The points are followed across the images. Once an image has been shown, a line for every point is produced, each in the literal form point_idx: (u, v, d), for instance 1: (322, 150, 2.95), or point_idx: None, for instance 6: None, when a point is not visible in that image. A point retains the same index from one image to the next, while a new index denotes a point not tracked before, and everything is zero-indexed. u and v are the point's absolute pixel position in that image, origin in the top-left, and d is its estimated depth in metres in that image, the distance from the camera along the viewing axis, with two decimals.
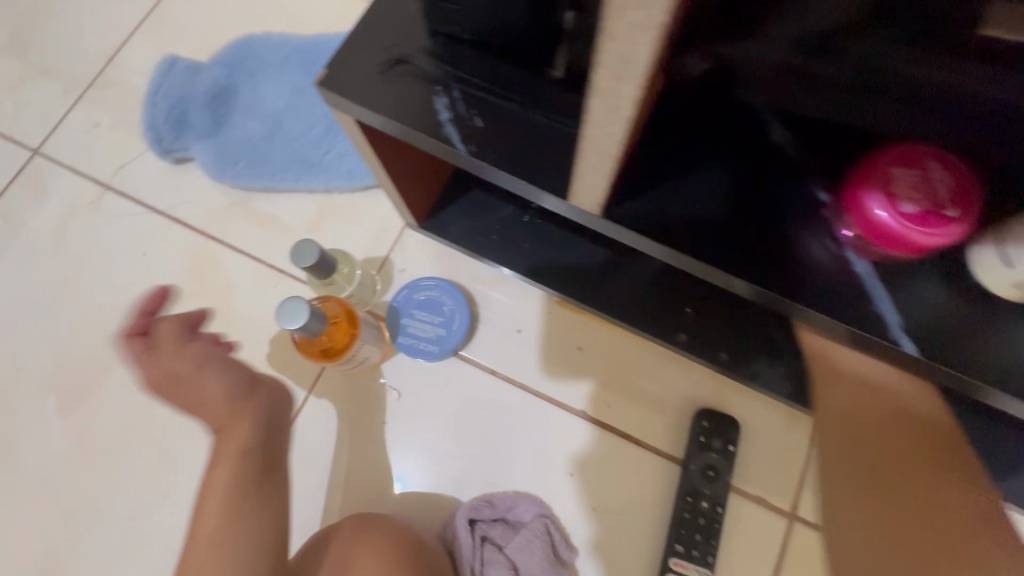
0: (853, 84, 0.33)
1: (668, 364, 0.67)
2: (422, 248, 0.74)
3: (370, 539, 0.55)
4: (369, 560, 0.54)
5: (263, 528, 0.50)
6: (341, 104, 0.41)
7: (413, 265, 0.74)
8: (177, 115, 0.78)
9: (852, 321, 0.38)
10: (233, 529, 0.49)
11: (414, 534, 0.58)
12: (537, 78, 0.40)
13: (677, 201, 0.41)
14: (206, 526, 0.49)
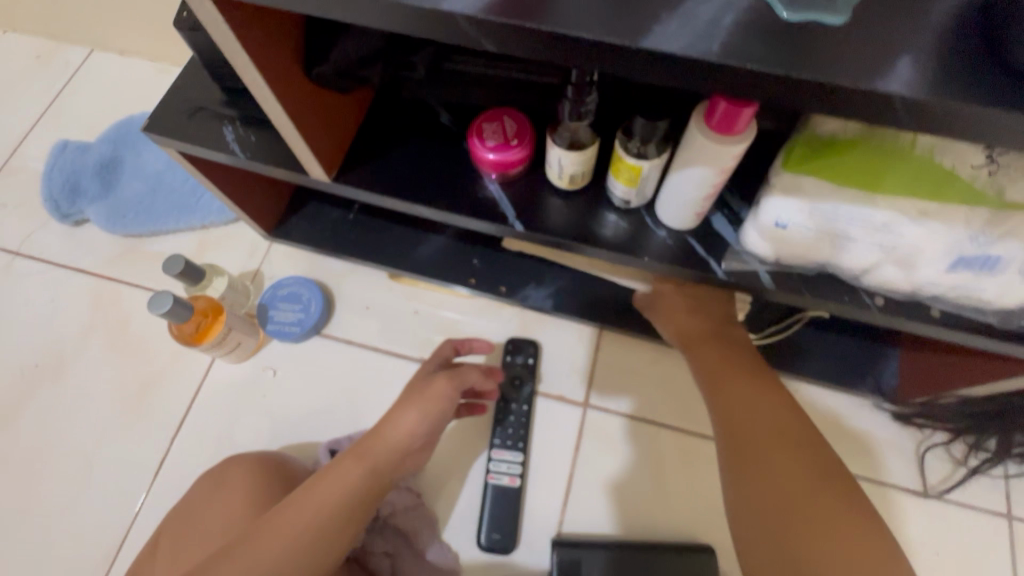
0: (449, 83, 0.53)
1: (484, 310, 0.87)
2: (286, 258, 0.93)
3: (237, 460, 0.69)
4: (239, 472, 0.67)
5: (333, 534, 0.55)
6: (160, 141, 0.61)
7: (280, 272, 0.92)
8: (72, 186, 0.96)
9: (492, 218, 0.56)
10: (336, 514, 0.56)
11: (278, 456, 0.71)
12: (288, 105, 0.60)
13: (377, 160, 0.58)
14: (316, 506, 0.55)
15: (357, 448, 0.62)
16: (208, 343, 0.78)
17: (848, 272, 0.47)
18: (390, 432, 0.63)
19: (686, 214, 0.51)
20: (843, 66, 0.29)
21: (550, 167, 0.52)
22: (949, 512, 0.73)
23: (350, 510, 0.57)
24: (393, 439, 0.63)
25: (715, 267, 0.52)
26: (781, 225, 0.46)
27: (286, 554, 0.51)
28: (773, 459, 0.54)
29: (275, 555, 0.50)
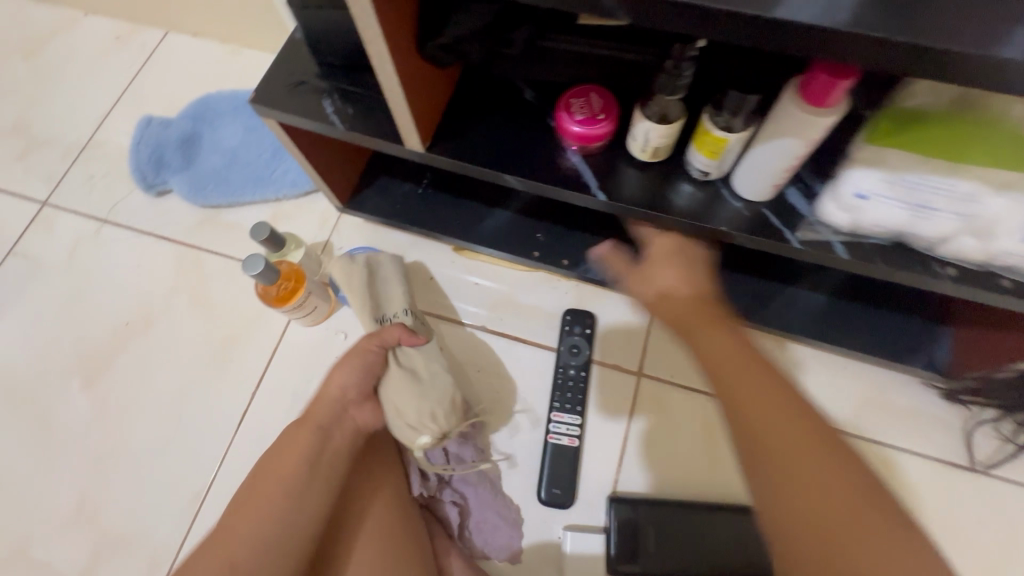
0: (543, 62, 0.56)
1: (542, 283, 0.91)
2: (354, 230, 0.98)
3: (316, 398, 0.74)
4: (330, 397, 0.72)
5: (307, 501, 0.62)
6: (265, 113, 0.66)
7: (349, 243, 0.97)
8: (156, 158, 1.03)
9: (575, 188, 0.60)
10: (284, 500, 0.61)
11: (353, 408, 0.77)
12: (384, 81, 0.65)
13: (467, 133, 0.63)
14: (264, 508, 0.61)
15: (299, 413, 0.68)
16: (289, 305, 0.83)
17: (925, 241, 0.49)
18: (327, 393, 0.69)
19: (764, 186, 0.54)
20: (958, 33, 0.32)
21: (634, 140, 0.56)
22: (993, 486, 0.76)
23: (314, 466, 0.64)
24: (327, 395, 0.69)
25: (789, 237, 0.55)
26: (860, 195, 0.49)
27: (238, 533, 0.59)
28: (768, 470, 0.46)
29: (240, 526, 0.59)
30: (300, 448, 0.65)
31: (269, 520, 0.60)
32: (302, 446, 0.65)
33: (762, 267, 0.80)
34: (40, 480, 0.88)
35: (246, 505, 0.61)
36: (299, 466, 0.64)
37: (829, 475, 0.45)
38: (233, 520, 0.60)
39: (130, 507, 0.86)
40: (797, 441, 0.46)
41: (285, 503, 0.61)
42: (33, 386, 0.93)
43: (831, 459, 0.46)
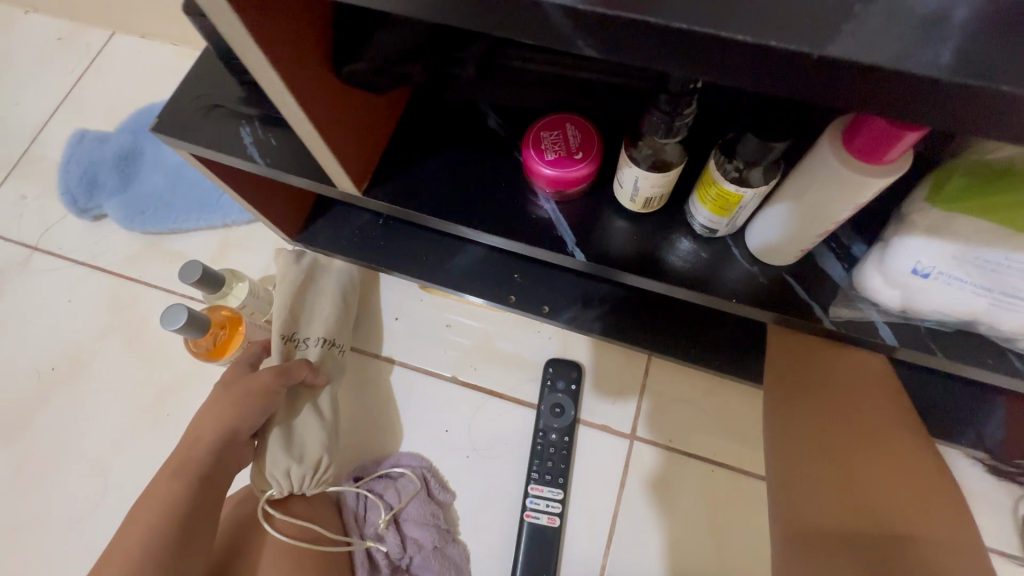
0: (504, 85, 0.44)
1: (522, 327, 0.80)
2: None
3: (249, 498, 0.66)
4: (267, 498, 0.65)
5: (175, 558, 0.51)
6: (172, 144, 0.54)
7: None
8: (89, 178, 0.91)
9: (547, 243, 0.48)
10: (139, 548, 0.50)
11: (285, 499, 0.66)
12: None
13: (415, 172, 0.50)
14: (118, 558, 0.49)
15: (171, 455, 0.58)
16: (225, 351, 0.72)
17: (1004, 333, 0.37)
18: (209, 423, 0.59)
19: (788, 250, 0.42)
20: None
21: (622, 187, 0.44)
22: None
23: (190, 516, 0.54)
24: (213, 430, 0.59)
25: (820, 314, 0.43)
26: (920, 273, 0.37)
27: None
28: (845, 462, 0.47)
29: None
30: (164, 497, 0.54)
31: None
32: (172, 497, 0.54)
33: None
34: None
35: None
36: (166, 512, 0.53)
37: (909, 482, 0.45)
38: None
39: None
40: (858, 438, 0.48)
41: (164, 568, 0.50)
42: None
43: (929, 491, 0.44)
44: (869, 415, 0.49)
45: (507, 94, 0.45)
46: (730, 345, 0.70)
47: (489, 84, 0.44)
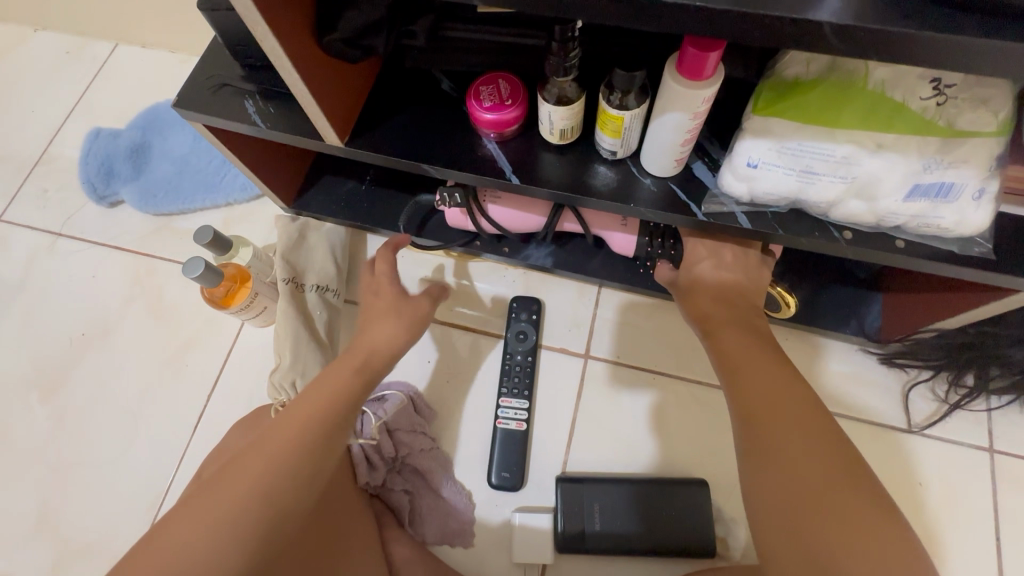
0: (448, 51, 0.59)
1: (490, 272, 0.93)
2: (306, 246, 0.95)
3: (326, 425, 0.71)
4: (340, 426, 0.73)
5: (326, 439, 0.57)
6: (191, 117, 0.67)
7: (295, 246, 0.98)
8: (107, 170, 1.04)
9: (491, 174, 0.62)
10: (303, 426, 0.57)
11: None
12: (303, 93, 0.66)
13: (386, 126, 0.64)
14: (282, 427, 0.56)
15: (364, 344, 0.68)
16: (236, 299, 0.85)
17: (818, 206, 0.51)
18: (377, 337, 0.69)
19: (668, 161, 0.55)
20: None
21: (542, 123, 0.57)
22: (932, 445, 0.78)
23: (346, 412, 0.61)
24: (378, 339, 0.68)
25: (695, 210, 0.57)
26: (752, 165, 0.50)
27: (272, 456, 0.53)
28: (815, 513, 0.49)
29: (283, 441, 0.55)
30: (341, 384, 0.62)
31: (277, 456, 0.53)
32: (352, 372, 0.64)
33: None
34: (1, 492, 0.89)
35: (271, 433, 0.55)
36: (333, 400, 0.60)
37: (868, 524, 0.49)
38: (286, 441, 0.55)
39: (91, 514, 0.87)
40: (825, 485, 0.50)
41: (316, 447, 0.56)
42: None
43: (879, 515, 0.49)
44: (825, 453, 0.52)
45: (452, 60, 0.59)
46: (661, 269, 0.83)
47: (438, 51, 0.59)
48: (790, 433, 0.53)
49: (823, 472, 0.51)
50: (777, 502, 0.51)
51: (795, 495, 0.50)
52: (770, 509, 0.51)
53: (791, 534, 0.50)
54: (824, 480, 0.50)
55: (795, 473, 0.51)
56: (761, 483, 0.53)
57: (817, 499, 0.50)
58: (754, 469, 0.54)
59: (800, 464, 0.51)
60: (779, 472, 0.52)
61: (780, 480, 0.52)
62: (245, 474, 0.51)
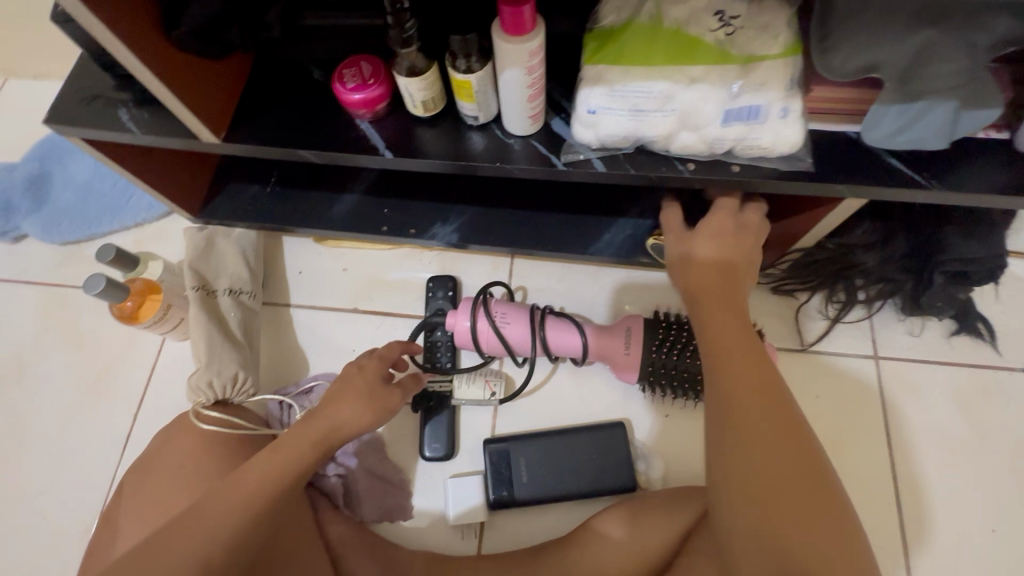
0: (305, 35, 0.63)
1: (406, 258, 0.96)
2: (270, 273, 0.96)
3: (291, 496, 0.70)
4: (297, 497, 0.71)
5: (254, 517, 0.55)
6: (66, 130, 0.67)
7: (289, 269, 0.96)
8: (4, 204, 1.02)
9: (365, 151, 0.64)
10: (230, 517, 0.53)
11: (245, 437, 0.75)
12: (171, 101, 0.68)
13: (261, 117, 0.66)
14: (197, 534, 0.51)
15: (314, 427, 0.63)
16: (383, 368, 0.69)
17: (657, 141, 0.56)
18: (338, 420, 0.64)
19: (523, 119, 0.59)
20: None
21: (404, 96, 0.60)
22: (822, 360, 0.86)
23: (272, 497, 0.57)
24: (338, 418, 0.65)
25: (556, 161, 0.61)
26: (591, 111, 0.55)
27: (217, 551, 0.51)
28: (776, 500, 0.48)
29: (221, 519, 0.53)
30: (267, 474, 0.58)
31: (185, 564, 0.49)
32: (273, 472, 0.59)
33: (591, 204, 0.87)
34: None
35: (182, 523, 0.51)
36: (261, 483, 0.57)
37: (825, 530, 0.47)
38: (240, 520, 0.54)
39: (21, 550, 0.85)
40: (783, 457, 0.49)
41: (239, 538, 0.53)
42: None
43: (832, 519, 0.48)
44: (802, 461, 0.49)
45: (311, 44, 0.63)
46: (563, 230, 0.86)
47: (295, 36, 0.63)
48: (774, 426, 0.50)
49: (787, 460, 0.49)
50: (735, 474, 0.50)
51: (750, 480, 0.49)
52: (734, 485, 0.50)
53: (737, 500, 0.49)
54: (778, 469, 0.49)
55: (763, 454, 0.49)
56: (732, 460, 0.50)
57: (772, 484, 0.48)
58: (724, 436, 0.51)
59: (766, 451, 0.49)
60: (746, 440, 0.50)
61: (746, 455, 0.50)
62: (176, 547, 0.49)
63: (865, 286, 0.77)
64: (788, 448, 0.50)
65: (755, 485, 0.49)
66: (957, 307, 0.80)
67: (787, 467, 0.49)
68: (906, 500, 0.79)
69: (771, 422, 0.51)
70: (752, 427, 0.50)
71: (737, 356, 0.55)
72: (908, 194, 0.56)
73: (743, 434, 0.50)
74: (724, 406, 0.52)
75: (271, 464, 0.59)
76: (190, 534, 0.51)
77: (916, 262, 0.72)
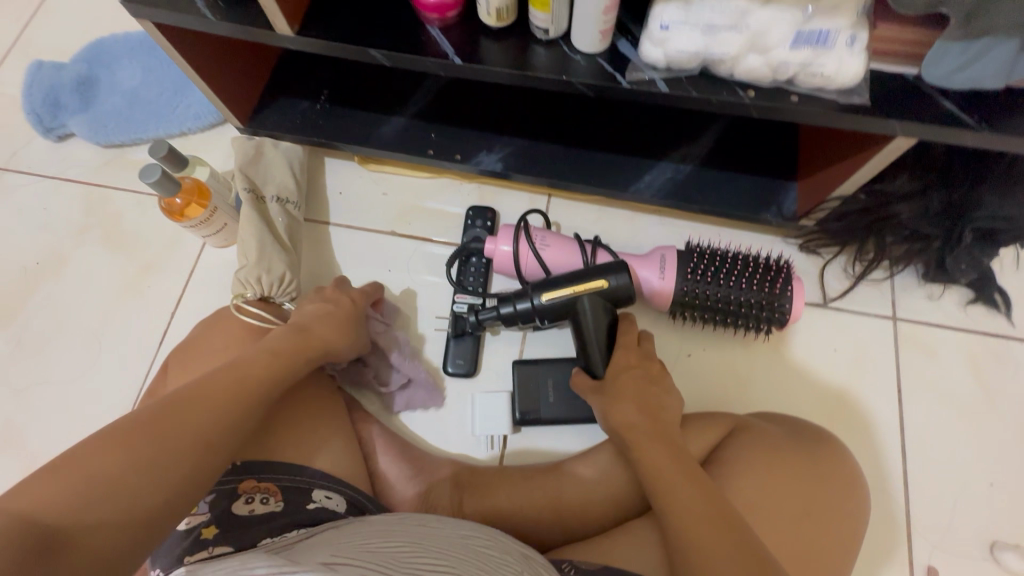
0: None
1: (445, 187, 0.98)
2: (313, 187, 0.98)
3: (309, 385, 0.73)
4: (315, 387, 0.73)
5: (214, 418, 0.56)
6: (141, 11, 0.68)
7: (333, 188, 0.98)
8: (52, 101, 1.03)
9: (434, 57, 0.66)
10: (188, 417, 0.54)
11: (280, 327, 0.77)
12: None
13: (333, 20, 0.68)
14: (152, 428, 0.52)
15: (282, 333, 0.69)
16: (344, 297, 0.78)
17: (723, 64, 0.58)
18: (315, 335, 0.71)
19: (593, 34, 0.61)
20: None
21: (480, 4, 0.64)
22: (842, 316, 0.89)
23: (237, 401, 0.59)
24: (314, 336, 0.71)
25: (620, 79, 0.63)
26: (663, 27, 0.57)
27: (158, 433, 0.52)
28: (709, 555, 0.54)
29: (186, 418, 0.54)
30: (235, 380, 0.60)
31: (132, 463, 0.49)
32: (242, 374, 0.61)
33: (634, 145, 0.89)
34: None
35: (135, 420, 0.52)
36: (228, 387, 0.59)
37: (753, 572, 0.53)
38: (216, 413, 0.56)
39: (53, 431, 0.87)
40: (707, 516, 0.56)
41: (192, 442, 0.53)
42: None
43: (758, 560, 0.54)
44: (727, 522, 0.56)
45: None
46: (603, 168, 0.88)
47: None
48: (693, 484, 0.59)
49: (714, 519, 0.56)
50: (680, 540, 0.56)
51: (690, 539, 0.56)
52: (676, 551, 0.57)
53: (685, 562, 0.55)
54: (704, 523, 0.56)
55: (691, 510, 0.57)
56: (673, 523, 0.58)
57: (702, 539, 0.55)
58: (662, 512, 0.59)
59: (697, 514, 0.57)
60: (680, 509, 0.58)
61: (680, 517, 0.57)
62: (131, 444, 0.50)
63: (894, 243, 0.80)
64: (711, 511, 0.57)
65: (691, 542, 0.56)
66: (977, 273, 0.83)
67: (713, 522, 0.56)
68: (910, 454, 0.83)
69: (691, 488, 0.59)
70: (683, 496, 0.59)
71: (647, 430, 0.65)
72: (955, 133, 0.58)
73: (678, 505, 0.58)
74: (655, 484, 0.61)
75: (245, 370, 0.62)
76: (137, 425, 0.52)
77: (948, 218, 0.75)
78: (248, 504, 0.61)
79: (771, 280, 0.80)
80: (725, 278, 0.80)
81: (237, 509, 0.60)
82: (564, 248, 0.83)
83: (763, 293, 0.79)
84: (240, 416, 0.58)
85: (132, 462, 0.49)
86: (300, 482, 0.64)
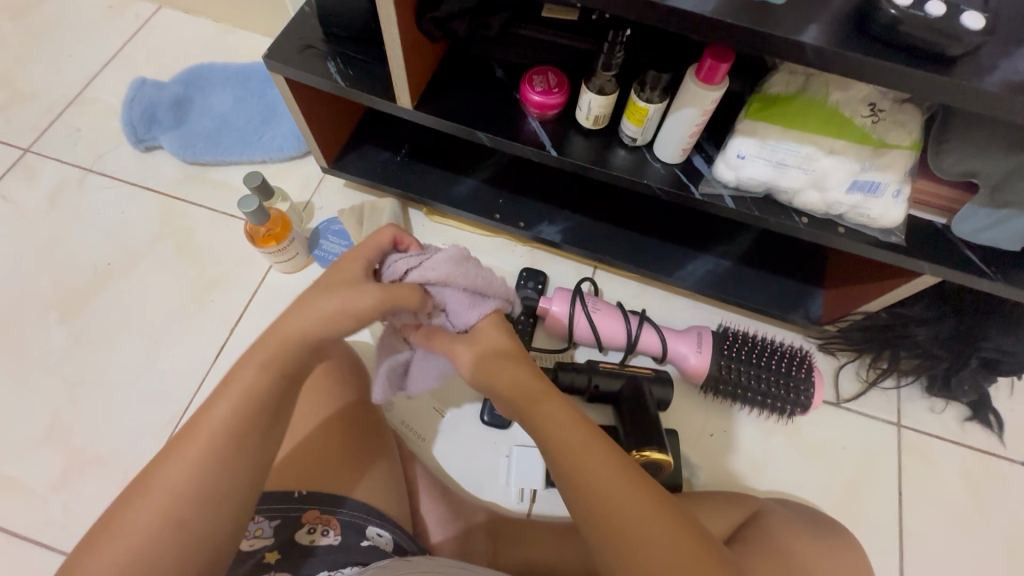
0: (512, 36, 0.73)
1: (501, 246, 1.06)
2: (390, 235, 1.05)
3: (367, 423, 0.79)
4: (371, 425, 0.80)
5: (215, 472, 0.51)
6: (278, 67, 0.77)
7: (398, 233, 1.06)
8: (148, 115, 1.10)
9: (533, 146, 0.75)
10: (193, 474, 0.50)
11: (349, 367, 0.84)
12: (372, 63, 0.78)
13: (446, 100, 0.77)
14: (163, 490, 0.49)
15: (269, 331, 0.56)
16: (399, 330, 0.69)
17: (786, 193, 0.68)
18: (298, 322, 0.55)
19: (676, 150, 0.71)
20: (771, 21, 0.49)
21: (581, 109, 0.72)
22: (852, 416, 0.96)
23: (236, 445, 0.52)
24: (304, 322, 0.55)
25: (694, 190, 0.72)
26: (740, 156, 0.67)
27: (251, 432, 0.53)
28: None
29: (184, 480, 0.50)
30: (226, 421, 0.52)
31: (152, 529, 0.48)
32: (233, 414, 0.52)
33: (681, 236, 0.98)
34: (11, 404, 0.91)
35: (148, 480, 0.50)
36: (222, 427, 0.52)
37: None
38: (213, 462, 0.51)
39: (98, 429, 0.90)
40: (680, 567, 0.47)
41: (193, 503, 0.50)
42: (12, 317, 0.97)
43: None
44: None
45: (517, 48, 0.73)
46: (651, 252, 0.97)
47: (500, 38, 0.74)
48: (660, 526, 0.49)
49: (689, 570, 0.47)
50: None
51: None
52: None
53: None
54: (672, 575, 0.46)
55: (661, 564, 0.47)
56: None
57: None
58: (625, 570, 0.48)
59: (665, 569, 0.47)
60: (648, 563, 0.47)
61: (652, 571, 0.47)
62: (143, 514, 0.48)
63: (905, 357, 0.89)
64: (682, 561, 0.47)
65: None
66: (976, 394, 0.92)
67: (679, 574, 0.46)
68: (906, 555, 0.89)
69: (660, 529, 0.49)
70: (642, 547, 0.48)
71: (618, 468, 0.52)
72: (974, 278, 0.68)
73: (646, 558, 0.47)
74: (605, 529, 0.50)
75: (229, 406, 0.52)
76: (151, 484, 0.50)
77: (958, 344, 0.84)
78: (310, 534, 0.65)
79: (796, 371, 0.89)
80: (756, 364, 0.89)
81: (299, 538, 0.65)
82: (613, 319, 0.92)
83: (790, 382, 0.88)
84: (238, 468, 0.52)
85: (151, 526, 0.48)
86: (355, 517, 0.67)
